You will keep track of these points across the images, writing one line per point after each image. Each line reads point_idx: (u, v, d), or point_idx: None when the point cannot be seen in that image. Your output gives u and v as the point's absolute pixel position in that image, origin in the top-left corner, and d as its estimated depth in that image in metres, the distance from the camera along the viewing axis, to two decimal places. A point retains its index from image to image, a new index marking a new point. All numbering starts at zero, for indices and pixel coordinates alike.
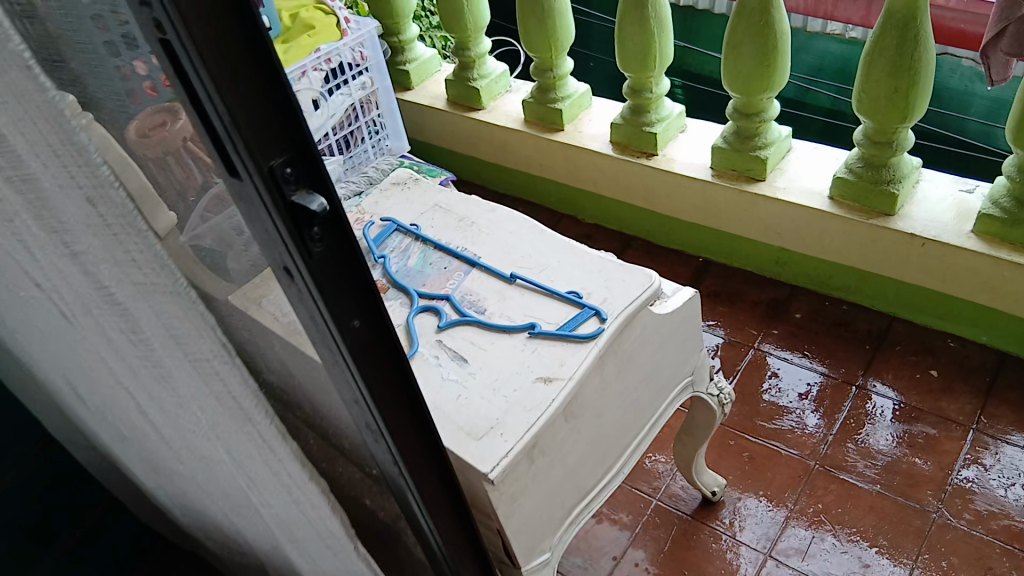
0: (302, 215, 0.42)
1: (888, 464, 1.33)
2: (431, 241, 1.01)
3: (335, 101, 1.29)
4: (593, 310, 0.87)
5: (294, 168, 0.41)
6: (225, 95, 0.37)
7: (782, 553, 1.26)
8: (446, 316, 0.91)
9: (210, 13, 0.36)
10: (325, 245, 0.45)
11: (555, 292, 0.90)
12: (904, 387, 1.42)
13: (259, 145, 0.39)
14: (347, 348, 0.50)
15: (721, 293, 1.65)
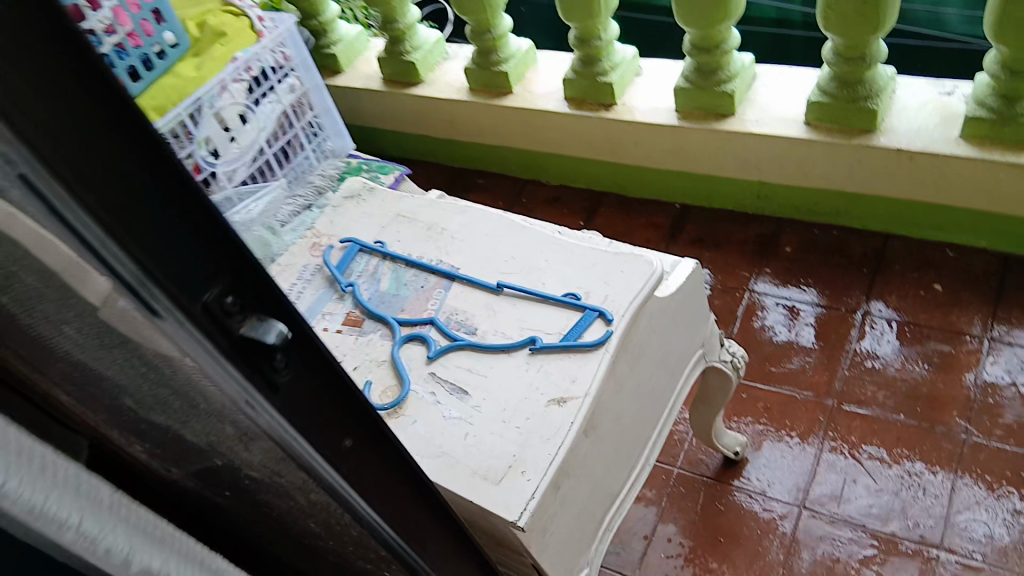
0: (260, 349, 0.34)
1: (909, 390, 1.28)
2: (401, 259, 0.92)
3: (264, 112, 1.17)
4: (597, 311, 0.79)
5: (236, 297, 0.33)
6: (128, 237, 0.29)
7: (816, 501, 1.19)
8: (435, 343, 0.83)
9: (82, 142, 0.27)
10: (292, 372, 0.36)
11: (550, 298, 0.82)
12: (911, 307, 1.37)
13: (187, 284, 0.31)
14: (338, 470, 0.42)
15: (705, 238, 1.57)
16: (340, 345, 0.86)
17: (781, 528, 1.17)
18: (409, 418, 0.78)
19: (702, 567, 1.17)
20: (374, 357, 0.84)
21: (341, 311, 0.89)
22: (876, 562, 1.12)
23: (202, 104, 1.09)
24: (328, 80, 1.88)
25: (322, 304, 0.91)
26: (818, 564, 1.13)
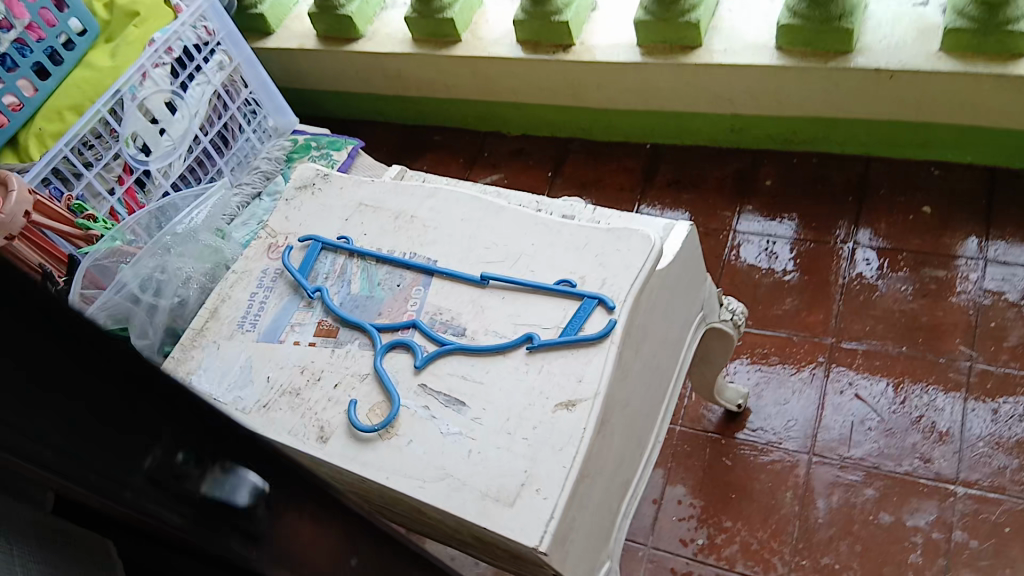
0: (222, 505, 0.32)
1: (908, 321, 1.23)
2: (370, 255, 0.83)
3: (195, 96, 1.04)
4: (597, 297, 0.72)
5: (190, 454, 0.32)
6: (37, 433, 0.28)
7: (826, 448, 1.15)
8: (421, 350, 0.74)
9: None
10: (276, 514, 0.35)
11: (542, 287, 0.74)
12: (901, 232, 1.32)
13: (118, 457, 0.30)
14: None
15: (681, 178, 1.50)
16: (315, 360, 0.78)
17: (793, 479, 1.14)
18: (403, 439, 0.70)
19: (718, 528, 1.13)
20: (355, 371, 0.76)
21: (311, 320, 0.80)
22: (892, 504, 1.09)
23: (123, 96, 0.97)
24: (258, 42, 1.73)
25: (288, 314, 0.82)
26: (836, 512, 1.10)
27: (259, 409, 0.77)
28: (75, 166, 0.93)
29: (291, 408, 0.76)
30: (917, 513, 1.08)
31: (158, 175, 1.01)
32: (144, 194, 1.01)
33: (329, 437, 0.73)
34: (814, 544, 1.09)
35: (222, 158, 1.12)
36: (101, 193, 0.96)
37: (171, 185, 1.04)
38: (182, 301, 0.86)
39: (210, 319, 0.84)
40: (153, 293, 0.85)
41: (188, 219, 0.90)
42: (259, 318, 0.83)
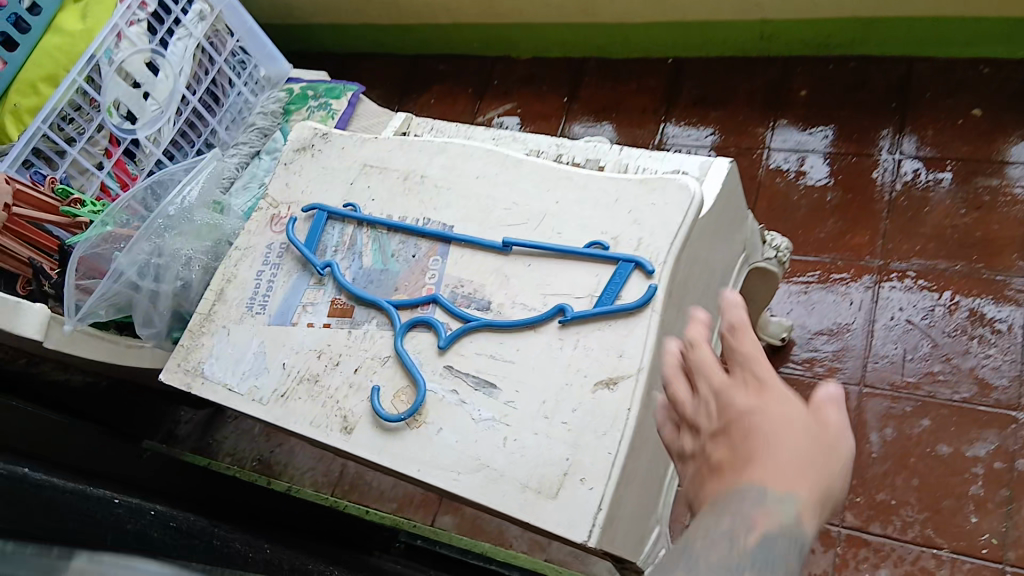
0: None
1: (961, 237, 1.15)
2: (380, 223, 0.76)
3: (177, 53, 0.96)
4: (633, 261, 0.65)
5: None
6: None
7: (877, 379, 1.09)
8: (443, 328, 0.69)
9: None
10: None
11: (572, 251, 0.68)
12: (949, 139, 1.22)
13: None
14: None
15: (707, 95, 1.40)
16: (331, 344, 0.72)
17: (843, 413, 1.08)
18: (433, 428, 0.65)
19: None
20: (375, 353, 0.70)
21: (324, 299, 0.75)
22: (950, 435, 1.03)
23: (100, 61, 0.89)
24: None
25: (299, 294, 0.76)
26: (890, 445, 1.05)
27: (278, 399, 0.71)
28: (57, 144, 0.87)
29: (310, 397, 0.70)
30: (977, 443, 1.02)
31: (147, 143, 0.94)
32: (135, 165, 0.94)
33: (354, 427, 0.68)
34: (868, 479, 1.03)
35: (214, 117, 1.04)
36: (89, 169, 0.89)
37: (163, 153, 0.97)
38: (185, 284, 0.81)
39: (217, 302, 0.78)
40: (153, 279, 0.79)
41: (179, 197, 0.83)
42: (269, 299, 0.77)
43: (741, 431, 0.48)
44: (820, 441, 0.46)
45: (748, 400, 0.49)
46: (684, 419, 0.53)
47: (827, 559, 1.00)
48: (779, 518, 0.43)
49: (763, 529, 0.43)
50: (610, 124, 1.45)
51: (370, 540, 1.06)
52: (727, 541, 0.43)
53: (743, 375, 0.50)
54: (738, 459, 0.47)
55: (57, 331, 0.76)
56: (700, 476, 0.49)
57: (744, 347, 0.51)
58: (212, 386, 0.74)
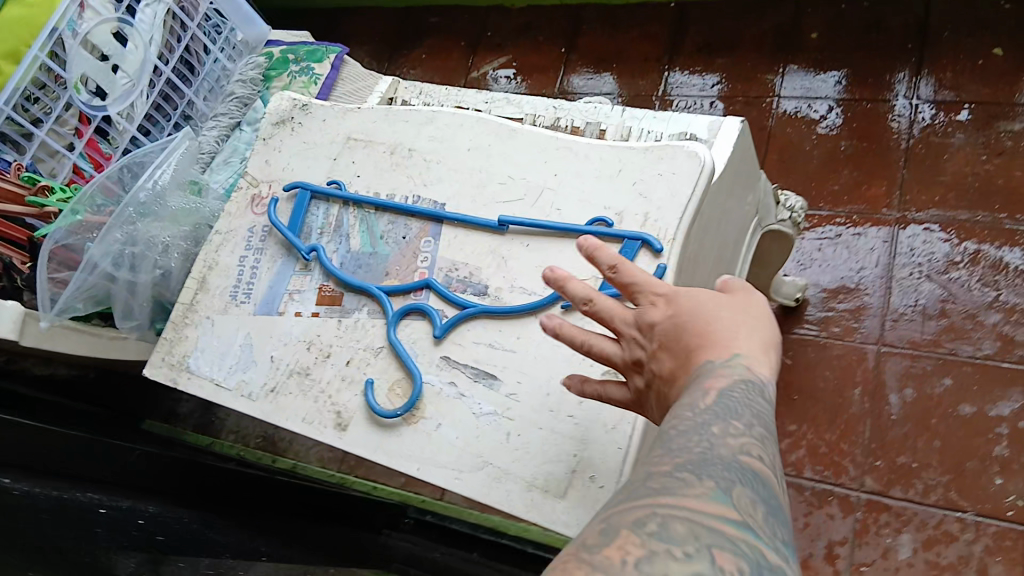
0: None
1: (982, 185, 1.09)
2: (368, 202, 0.71)
3: (146, 21, 0.90)
4: (640, 238, 0.61)
5: None
6: None
7: (895, 338, 1.05)
8: (438, 316, 0.64)
9: None
10: None
11: (573, 230, 0.63)
12: (969, 81, 1.15)
13: None
14: None
15: (712, 41, 1.33)
16: (321, 335, 0.68)
17: (860, 376, 1.04)
18: (433, 423, 0.61)
19: (781, 433, 1.05)
20: (368, 344, 0.66)
21: (311, 285, 0.70)
22: (973, 395, 0.99)
23: (62, 34, 0.83)
24: None
25: (284, 281, 0.71)
26: (910, 406, 1.01)
27: (267, 395, 0.67)
28: (23, 126, 0.81)
29: (301, 392, 0.66)
30: (1001, 402, 0.98)
31: (120, 120, 0.88)
32: (108, 143, 0.89)
33: (348, 423, 0.64)
34: (888, 443, 1.00)
35: (190, 88, 0.98)
36: (59, 151, 0.84)
37: (137, 129, 0.92)
38: (165, 272, 0.76)
39: (199, 291, 0.73)
40: (129, 269, 0.74)
41: (150, 181, 0.78)
42: (254, 287, 0.72)
43: (673, 336, 0.46)
44: (738, 311, 0.46)
45: (666, 308, 0.48)
46: (622, 368, 0.50)
47: (847, 525, 0.97)
48: (738, 374, 0.42)
49: (719, 389, 0.41)
50: (611, 75, 1.38)
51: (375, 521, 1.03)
52: (689, 409, 0.40)
53: (649, 297, 0.49)
54: (685, 364, 0.45)
55: (33, 328, 0.72)
56: (660, 395, 0.47)
57: (638, 275, 0.50)
58: (199, 381, 0.69)
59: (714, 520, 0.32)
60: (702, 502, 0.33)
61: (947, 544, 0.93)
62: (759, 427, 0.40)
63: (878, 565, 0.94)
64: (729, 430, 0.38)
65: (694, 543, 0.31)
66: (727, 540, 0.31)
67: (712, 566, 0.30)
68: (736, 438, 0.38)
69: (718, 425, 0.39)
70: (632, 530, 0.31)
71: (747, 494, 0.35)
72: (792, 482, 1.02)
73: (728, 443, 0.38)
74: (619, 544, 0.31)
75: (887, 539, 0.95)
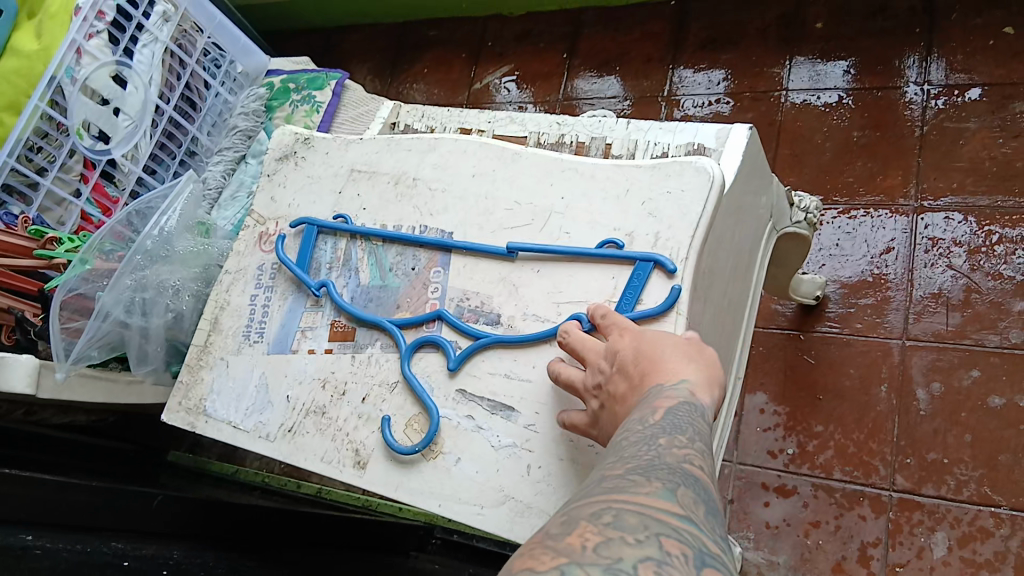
0: None
1: (1000, 169, 1.07)
2: (375, 234, 0.71)
3: (143, 62, 0.90)
4: (652, 261, 0.59)
5: None
6: None
7: (920, 331, 1.03)
8: (453, 348, 0.63)
9: None
10: None
11: (584, 254, 0.62)
12: (982, 62, 1.13)
13: None
14: None
15: (716, 37, 1.31)
16: (335, 372, 0.67)
17: (885, 371, 1.03)
18: (453, 458, 0.60)
19: (808, 434, 1.03)
20: (382, 379, 0.65)
21: (323, 322, 0.70)
22: (1002, 385, 0.97)
23: (61, 82, 0.83)
24: None
25: (296, 318, 0.71)
26: (939, 401, 0.99)
27: (285, 435, 0.67)
28: (27, 176, 0.82)
29: (318, 431, 0.66)
30: None
31: (125, 162, 0.89)
32: (115, 186, 0.89)
33: (367, 462, 0.63)
34: (917, 440, 0.98)
35: (194, 123, 0.98)
36: (66, 199, 0.85)
37: (143, 170, 0.92)
38: (177, 315, 0.76)
39: (212, 333, 0.73)
40: (141, 315, 0.74)
41: (157, 227, 0.77)
42: (265, 326, 0.72)
43: (631, 361, 0.50)
44: (688, 348, 0.50)
45: (630, 339, 0.51)
46: (582, 394, 0.54)
47: (879, 526, 0.96)
48: (683, 397, 0.44)
49: (666, 406, 0.43)
50: (615, 78, 1.37)
51: (405, 542, 1.04)
52: (640, 422, 0.42)
53: (615, 330, 0.53)
54: (638, 386, 0.48)
55: (50, 380, 0.72)
56: (612, 418, 0.50)
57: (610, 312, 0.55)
58: (216, 424, 0.69)
59: (663, 514, 0.33)
60: (653, 500, 0.34)
61: (983, 540, 0.91)
62: (702, 440, 0.41)
63: (912, 566, 0.92)
64: (676, 442, 0.40)
65: (645, 532, 0.31)
66: (672, 528, 0.32)
67: (659, 551, 0.30)
68: (682, 448, 0.39)
69: (665, 437, 0.40)
70: (589, 522, 0.32)
71: (690, 494, 0.35)
72: (821, 484, 1.00)
73: (673, 451, 0.39)
74: (578, 533, 0.31)
75: (921, 539, 0.93)
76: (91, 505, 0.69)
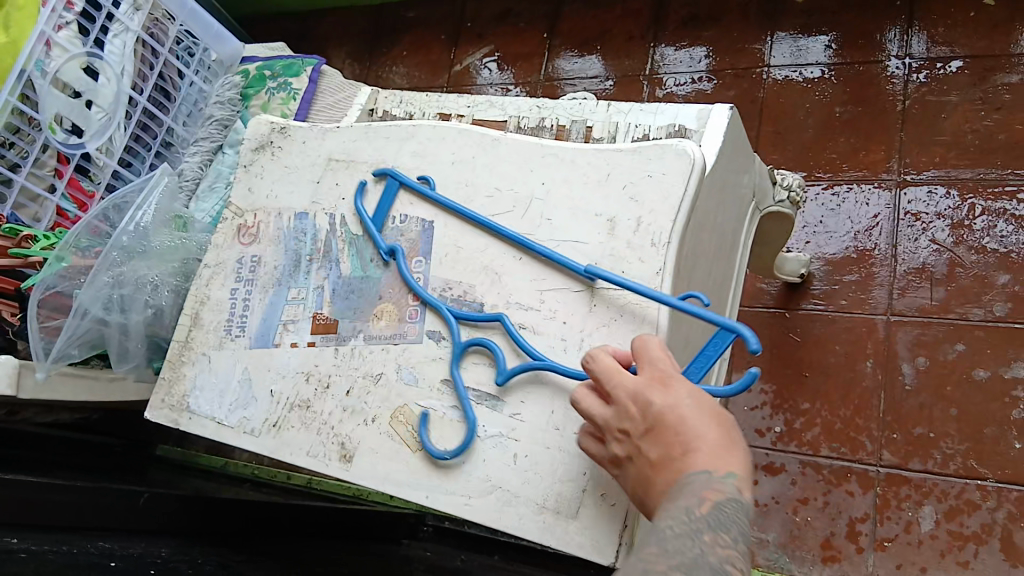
0: None
1: (982, 141, 1.07)
2: (448, 205, 0.66)
3: (115, 52, 0.88)
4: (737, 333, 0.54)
5: None
6: None
7: (905, 307, 1.03)
8: (503, 360, 0.60)
9: None
10: None
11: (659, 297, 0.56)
12: (963, 33, 1.12)
13: None
14: None
15: (697, 13, 1.30)
16: (319, 365, 0.66)
17: (870, 346, 1.03)
18: (439, 449, 0.60)
19: (795, 412, 1.04)
20: (367, 371, 0.65)
21: (305, 313, 0.69)
22: (987, 358, 0.97)
23: (30, 75, 0.81)
24: None
25: (278, 311, 0.70)
26: (925, 375, 0.99)
27: (270, 430, 0.66)
28: (2, 173, 0.80)
29: (304, 425, 0.65)
30: (1016, 364, 0.96)
31: (99, 156, 0.87)
32: (90, 181, 0.88)
33: (353, 455, 0.63)
34: (904, 415, 0.99)
35: (169, 113, 0.96)
36: (41, 194, 0.83)
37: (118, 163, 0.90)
38: (157, 311, 0.75)
39: (193, 327, 0.72)
40: (120, 311, 0.74)
41: (132, 222, 0.76)
42: (247, 320, 0.71)
43: (674, 425, 0.47)
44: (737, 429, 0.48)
45: (666, 392, 0.48)
46: (604, 431, 0.51)
47: (867, 501, 0.96)
48: (730, 493, 0.43)
49: (715, 500, 0.43)
50: (596, 57, 1.35)
51: (396, 530, 1.04)
52: (684, 513, 0.42)
53: (658, 373, 0.49)
54: (674, 459, 0.46)
55: (30, 380, 0.71)
56: (640, 476, 0.48)
57: (650, 352, 0.51)
58: (200, 420, 0.69)
59: None
60: None
61: (969, 512, 0.92)
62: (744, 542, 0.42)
63: (901, 540, 0.93)
64: (720, 541, 0.41)
65: None
66: None
67: None
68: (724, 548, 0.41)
69: (709, 533, 0.42)
70: None
71: None
72: (808, 462, 1.01)
73: (717, 551, 0.41)
74: None
75: (908, 513, 0.94)
76: (75, 505, 0.68)
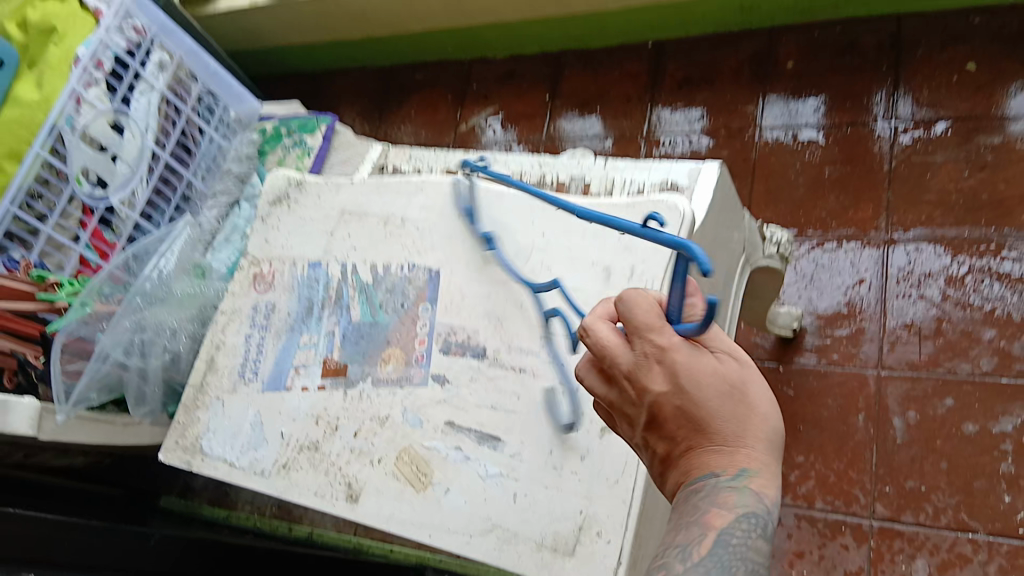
0: None
1: (967, 200, 1.11)
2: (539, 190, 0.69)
3: (140, 110, 0.94)
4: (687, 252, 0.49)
5: None
6: None
7: (894, 361, 1.06)
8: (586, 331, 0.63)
9: None
10: None
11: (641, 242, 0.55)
12: (946, 97, 1.18)
13: None
14: None
15: (691, 77, 1.36)
16: (328, 408, 0.69)
17: (861, 399, 1.06)
18: (442, 489, 0.63)
19: (790, 465, 1.06)
20: (374, 414, 0.68)
21: (316, 358, 0.72)
22: (975, 412, 1.00)
23: (61, 130, 0.86)
24: (204, 6, 1.57)
25: (290, 356, 0.73)
26: (915, 429, 1.02)
27: (279, 471, 0.69)
28: (29, 223, 0.85)
29: (312, 466, 0.68)
30: (1003, 418, 0.99)
31: (122, 208, 0.91)
32: (112, 232, 0.92)
33: (359, 494, 0.65)
34: (896, 467, 1.01)
35: (190, 168, 1.01)
36: (65, 244, 0.87)
37: (140, 215, 0.95)
38: (174, 356, 0.80)
39: (208, 371, 0.75)
40: (139, 356, 0.78)
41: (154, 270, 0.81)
42: (260, 364, 0.74)
43: (676, 414, 0.47)
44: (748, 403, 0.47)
45: (664, 375, 0.47)
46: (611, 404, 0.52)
47: (862, 555, 0.98)
48: (739, 512, 0.44)
49: (721, 529, 0.44)
50: (595, 117, 1.41)
51: None
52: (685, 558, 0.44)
53: (650, 347, 0.48)
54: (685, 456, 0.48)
55: (51, 423, 0.74)
56: (657, 460, 0.50)
57: (637, 322, 0.48)
58: (213, 461, 0.71)
59: None
60: None
61: (962, 566, 0.93)
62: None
63: None
64: None
65: None
66: None
67: None
68: None
69: None
70: None
71: None
72: (803, 514, 1.02)
73: None
74: None
75: (902, 567, 0.96)
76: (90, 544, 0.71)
